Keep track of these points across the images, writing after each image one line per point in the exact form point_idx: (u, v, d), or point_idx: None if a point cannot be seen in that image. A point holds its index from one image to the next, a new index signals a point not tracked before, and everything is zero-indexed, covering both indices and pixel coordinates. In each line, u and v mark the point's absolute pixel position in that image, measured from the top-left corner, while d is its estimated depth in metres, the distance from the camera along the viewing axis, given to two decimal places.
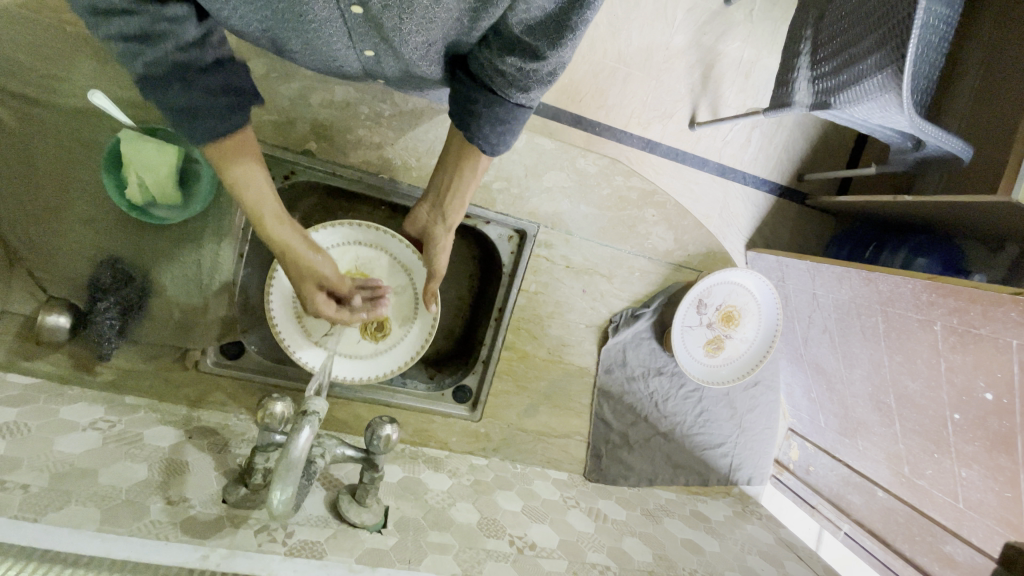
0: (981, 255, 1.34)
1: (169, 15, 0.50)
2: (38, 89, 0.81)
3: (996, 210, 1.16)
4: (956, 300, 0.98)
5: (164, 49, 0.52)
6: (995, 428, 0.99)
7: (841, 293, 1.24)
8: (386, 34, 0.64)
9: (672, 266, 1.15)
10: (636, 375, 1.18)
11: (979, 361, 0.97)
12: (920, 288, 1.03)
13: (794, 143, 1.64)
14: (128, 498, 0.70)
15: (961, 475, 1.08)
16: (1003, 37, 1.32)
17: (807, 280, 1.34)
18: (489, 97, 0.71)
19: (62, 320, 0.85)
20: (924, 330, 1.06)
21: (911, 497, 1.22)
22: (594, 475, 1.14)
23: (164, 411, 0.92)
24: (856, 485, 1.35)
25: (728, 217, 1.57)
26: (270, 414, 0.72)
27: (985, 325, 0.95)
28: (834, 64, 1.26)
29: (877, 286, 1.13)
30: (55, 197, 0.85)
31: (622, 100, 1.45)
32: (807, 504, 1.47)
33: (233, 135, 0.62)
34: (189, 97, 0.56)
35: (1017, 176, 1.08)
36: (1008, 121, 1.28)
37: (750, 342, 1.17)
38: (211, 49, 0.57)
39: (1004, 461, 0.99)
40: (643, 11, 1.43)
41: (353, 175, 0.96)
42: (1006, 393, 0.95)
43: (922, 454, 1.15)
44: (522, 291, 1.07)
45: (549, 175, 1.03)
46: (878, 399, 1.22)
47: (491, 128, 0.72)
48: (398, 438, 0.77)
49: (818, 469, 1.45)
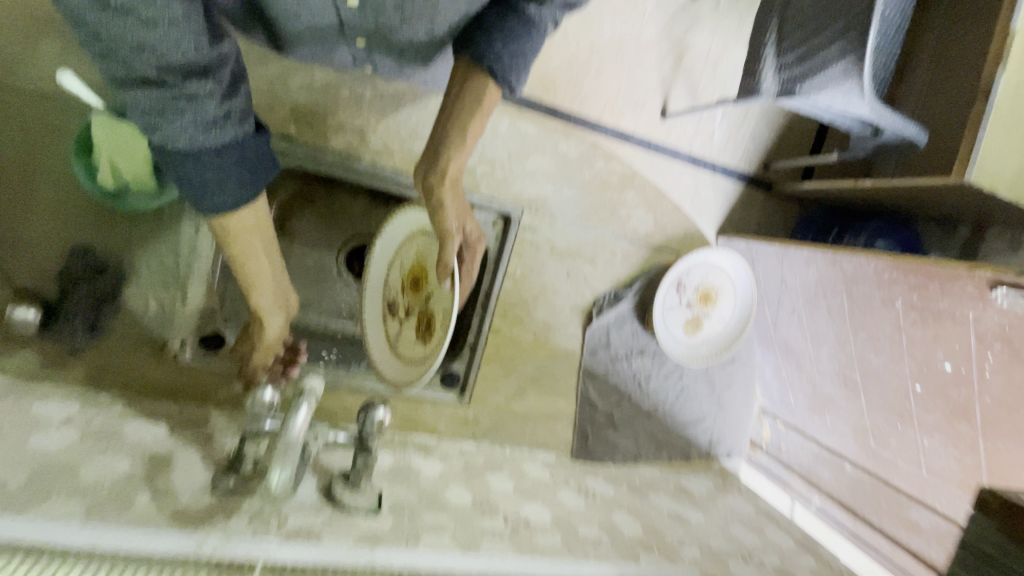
0: (937, 236, 1.48)
1: (190, 94, 0.51)
2: (3, 71, 0.78)
3: (950, 193, 1.25)
4: (915, 278, 1.06)
5: (184, 124, 0.52)
6: (954, 397, 1.06)
7: (808, 276, 1.31)
8: (381, 21, 0.67)
9: (652, 248, 1.18)
10: (620, 356, 1.19)
11: (938, 335, 1.06)
12: (881, 268, 1.12)
13: (760, 132, 1.71)
14: (114, 492, 0.69)
15: (924, 444, 1.15)
16: (954, 23, 1.41)
17: (774, 265, 1.42)
18: (501, 11, 0.67)
19: (30, 314, 0.82)
20: (886, 308, 1.14)
21: (877, 468, 1.28)
22: (581, 455, 1.16)
23: (142, 406, 0.89)
24: (825, 459, 1.41)
25: (698, 205, 1.64)
26: (259, 400, 0.73)
27: (943, 300, 1.02)
28: (798, 53, 1.32)
29: (841, 267, 1.21)
30: (21, 185, 0.82)
31: (595, 91, 1.47)
32: (779, 481, 1.53)
33: (241, 208, 0.63)
34: (202, 174, 0.57)
35: (969, 158, 1.16)
36: (960, 103, 1.36)
37: (727, 322, 1.21)
38: (236, 125, 0.57)
39: (964, 429, 1.06)
40: (615, 4, 1.45)
41: (335, 161, 0.95)
42: (963, 362, 1.03)
43: (887, 426, 1.22)
44: (507, 275, 1.08)
45: (532, 159, 1.04)
46: (845, 374, 1.29)
47: (504, 44, 0.66)
48: (391, 421, 0.78)
49: (789, 446, 1.51)
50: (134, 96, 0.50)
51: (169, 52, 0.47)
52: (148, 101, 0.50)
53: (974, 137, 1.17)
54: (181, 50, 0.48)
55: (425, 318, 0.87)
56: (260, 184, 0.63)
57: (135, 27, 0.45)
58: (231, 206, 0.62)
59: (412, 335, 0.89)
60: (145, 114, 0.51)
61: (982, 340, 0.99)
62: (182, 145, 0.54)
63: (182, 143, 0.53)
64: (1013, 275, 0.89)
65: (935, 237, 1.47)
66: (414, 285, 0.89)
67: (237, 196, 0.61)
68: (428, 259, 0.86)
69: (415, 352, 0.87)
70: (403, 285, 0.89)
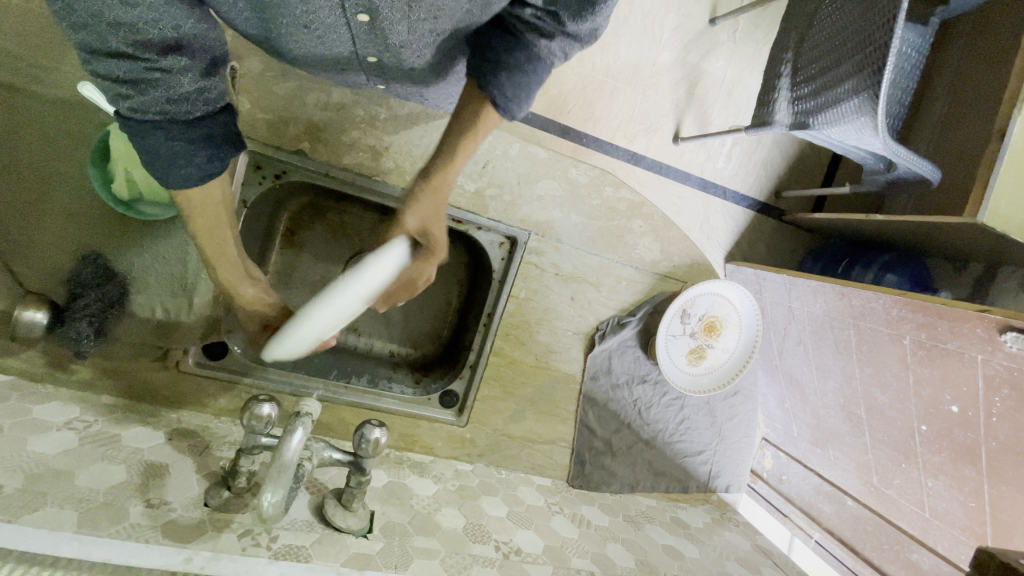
0: (947, 273, 1.46)
1: (165, 68, 0.52)
2: (28, 79, 0.81)
3: (969, 234, 1.24)
4: (924, 316, 1.05)
5: (154, 94, 0.53)
6: (959, 439, 1.04)
7: (816, 307, 1.31)
8: (391, 37, 0.67)
9: (658, 276, 1.17)
10: (621, 383, 1.18)
11: (946, 375, 1.03)
12: (891, 303, 1.10)
13: (772, 161, 1.77)
14: (106, 500, 0.69)
15: (928, 485, 1.13)
16: (971, 62, 1.42)
17: (783, 294, 1.42)
18: (509, 42, 0.67)
19: (39, 316, 0.81)
20: (893, 344, 1.13)
21: (880, 506, 1.26)
22: (577, 481, 1.15)
23: (142, 413, 0.90)
24: (828, 493, 1.39)
25: (708, 231, 1.66)
26: (257, 416, 0.71)
27: (952, 339, 1.01)
28: (812, 87, 1.35)
29: (850, 300, 1.20)
30: (40, 191, 0.84)
31: (609, 112, 1.51)
32: (779, 512, 1.51)
33: (208, 183, 0.61)
34: (168, 145, 0.56)
35: (981, 200, 1.15)
36: (974, 139, 1.36)
37: (731, 352, 1.20)
38: (206, 103, 0.58)
39: (968, 472, 1.04)
40: (631, 27, 1.51)
41: (344, 177, 0.95)
42: (970, 406, 1.01)
43: (890, 464, 1.20)
44: (511, 297, 1.08)
45: (541, 183, 1.05)
46: (850, 409, 1.28)
47: (507, 76, 0.65)
48: (387, 441, 0.77)
49: (791, 478, 1.50)
50: (108, 66, 0.50)
51: (147, 29, 0.49)
52: (120, 70, 0.51)
53: (988, 176, 1.16)
54: (158, 28, 0.50)
55: None
56: (228, 160, 0.62)
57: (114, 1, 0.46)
58: (199, 180, 0.60)
59: None
60: (115, 82, 0.52)
61: (989, 384, 0.96)
62: (152, 114, 0.55)
63: (153, 111, 0.54)
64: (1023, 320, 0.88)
65: (944, 274, 1.47)
66: None
67: (203, 172, 0.60)
68: None
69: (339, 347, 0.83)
70: None
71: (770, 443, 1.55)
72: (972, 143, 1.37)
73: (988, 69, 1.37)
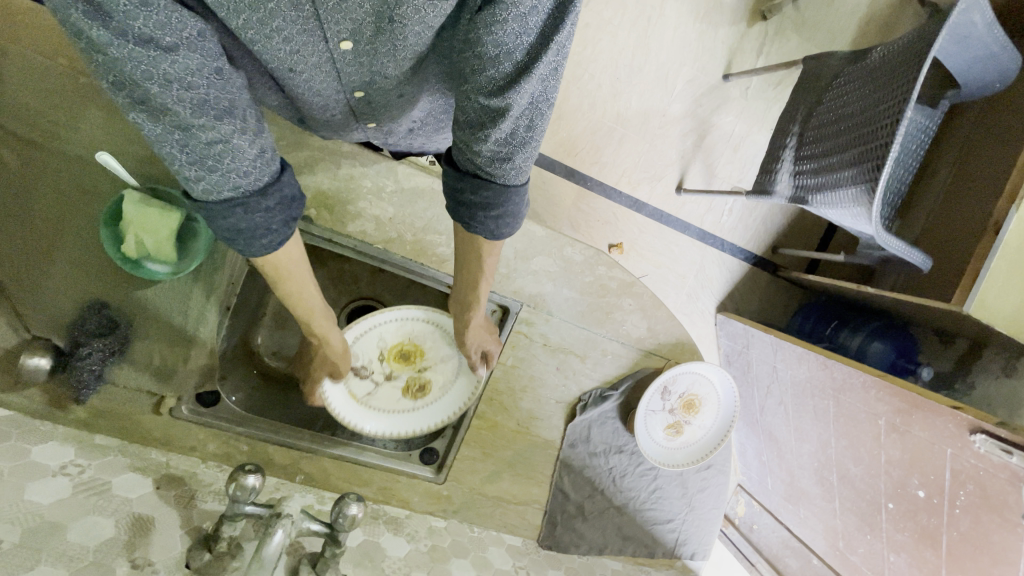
0: (933, 346, 1.50)
1: (222, 135, 0.53)
2: (45, 133, 0.90)
3: (948, 314, 1.29)
4: (901, 402, 1.13)
5: (223, 167, 0.55)
6: (923, 523, 1.13)
7: (799, 372, 1.42)
8: (376, 66, 0.67)
9: (643, 352, 1.22)
10: (598, 452, 1.22)
11: (916, 462, 1.12)
12: (870, 384, 1.20)
13: (773, 216, 1.93)
14: (95, 560, 0.73)
15: (890, 559, 1.23)
16: (978, 147, 1.50)
17: (771, 353, 1.54)
18: (474, 184, 0.69)
19: (44, 361, 0.83)
20: (870, 422, 1.22)
21: (843, 570, 1.35)
22: (547, 541, 1.17)
23: (135, 456, 0.88)
24: (793, 548, 1.47)
25: (703, 279, 1.89)
26: (241, 485, 0.73)
27: (924, 429, 1.10)
28: (814, 165, 1.38)
29: (831, 372, 1.30)
30: (48, 239, 0.89)
31: (614, 159, 1.78)
32: (747, 560, 1.55)
33: (283, 248, 0.66)
34: (247, 220, 0.59)
35: (970, 287, 1.21)
36: (976, 219, 1.42)
37: (707, 430, 1.23)
38: (270, 167, 0.59)
39: (928, 555, 1.13)
40: (645, 78, 1.76)
41: (348, 244, 0.98)
42: (936, 494, 1.10)
43: (856, 532, 1.29)
44: (499, 363, 1.12)
45: (537, 259, 1.12)
46: (823, 474, 1.36)
47: (483, 214, 0.71)
48: (364, 517, 0.79)
49: (760, 527, 1.58)
50: (177, 143, 0.53)
51: (194, 83, 0.50)
52: (192, 147, 0.53)
53: (979, 267, 1.21)
54: (202, 81, 0.50)
55: (416, 382, 1.09)
56: (299, 218, 0.65)
57: (158, 58, 0.47)
58: (274, 247, 0.64)
59: (388, 392, 1.06)
60: (189, 164, 0.54)
61: (955, 478, 1.05)
62: (226, 192, 0.57)
63: (225, 190, 0.56)
64: (992, 424, 0.97)
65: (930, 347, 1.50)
66: (401, 356, 1.09)
67: (281, 235, 0.64)
68: (421, 339, 1.10)
69: (396, 405, 1.06)
70: (393, 354, 1.08)
71: (745, 490, 1.68)
72: (962, 226, 1.46)
73: (995, 157, 1.44)
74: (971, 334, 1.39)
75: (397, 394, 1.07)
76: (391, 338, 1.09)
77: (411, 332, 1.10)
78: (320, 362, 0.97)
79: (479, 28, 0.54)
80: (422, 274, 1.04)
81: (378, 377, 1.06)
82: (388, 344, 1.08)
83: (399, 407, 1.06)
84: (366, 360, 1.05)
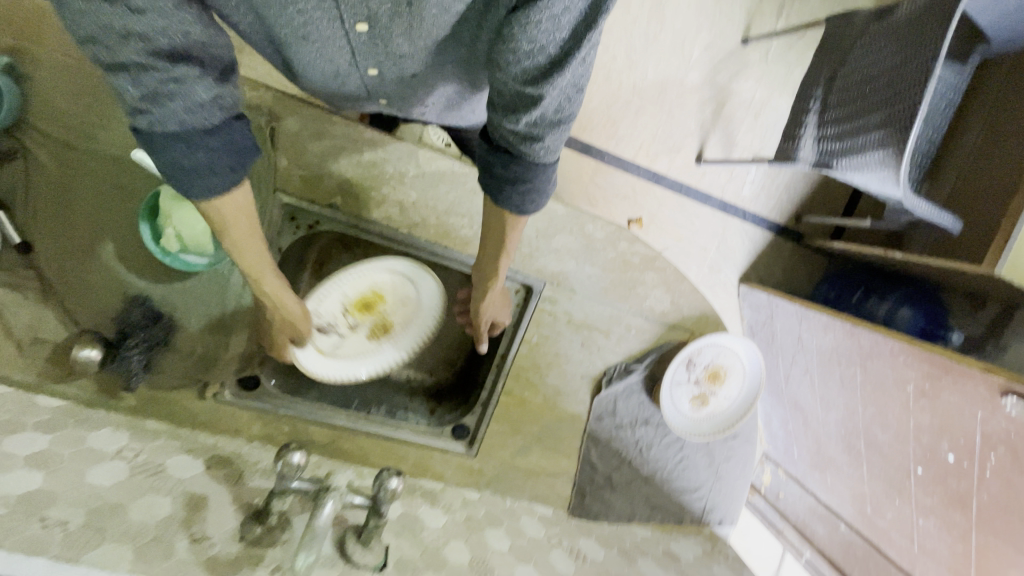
0: (964, 311, 1.45)
1: (176, 77, 0.50)
2: (79, 135, 0.93)
3: (977, 276, 1.27)
4: (930, 367, 1.13)
5: (173, 108, 0.52)
6: (952, 487, 1.14)
7: (825, 341, 1.43)
8: (392, 46, 0.66)
9: (667, 326, 1.23)
10: (624, 424, 1.24)
11: (945, 428, 1.12)
12: (897, 350, 1.21)
13: (796, 182, 1.91)
14: (156, 535, 0.78)
15: (919, 524, 1.23)
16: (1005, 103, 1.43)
17: (795, 324, 1.55)
18: (505, 158, 0.70)
19: (94, 354, 0.89)
20: (897, 389, 1.22)
21: (871, 536, 1.35)
22: (577, 511, 1.22)
23: (184, 440, 0.97)
24: (820, 515, 1.49)
25: (725, 251, 1.87)
26: (287, 463, 0.78)
27: (954, 394, 1.09)
28: (840, 129, 1.33)
29: (858, 339, 1.31)
30: (89, 236, 0.93)
31: (631, 132, 1.75)
32: (773, 526, 1.60)
33: (230, 197, 0.62)
34: (192, 159, 0.55)
35: (1002, 250, 1.18)
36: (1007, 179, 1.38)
37: (733, 400, 1.25)
38: (223, 112, 0.56)
39: (957, 518, 1.14)
40: (661, 47, 1.72)
41: (374, 230, 1.01)
42: (965, 458, 1.10)
43: (884, 498, 1.30)
44: (524, 341, 1.14)
45: (559, 238, 1.12)
46: (849, 441, 1.37)
47: (511, 187, 0.71)
48: (402, 490, 0.84)
49: (787, 495, 1.61)
50: (127, 81, 0.49)
51: (158, 35, 0.47)
52: (142, 84, 0.50)
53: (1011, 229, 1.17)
54: (168, 33, 0.48)
55: (382, 325, 1.05)
56: (251, 168, 0.61)
57: (121, 11, 0.45)
58: (219, 192, 0.59)
59: (357, 342, 1.02)
60: (136, 100, 0.51)
61: (986, 440, 1.05)
62: (172, 128, 0.53)
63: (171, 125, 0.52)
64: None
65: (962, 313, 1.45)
66: (362, 306, 1.02)
67: (229, 181, 0.60)
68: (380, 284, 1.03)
69: (366, 350, 1.03)
70: (355, 305, 1.01)
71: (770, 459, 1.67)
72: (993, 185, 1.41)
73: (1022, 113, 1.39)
74: (1003, 295, 1.34)
75: (364, 340, 1.03)
76: (352, 289, 1.01)
77: (367, 273, 1.01)
78: (278, 329, 0.88)
79: (514, 24, 0.54)
80: (443, 256, 1.07)
81: (344, 329, 1.01)
82: (349, 297, 1.01)
83: (370, 350, 1.03)
84: (331, 318, 0.98)
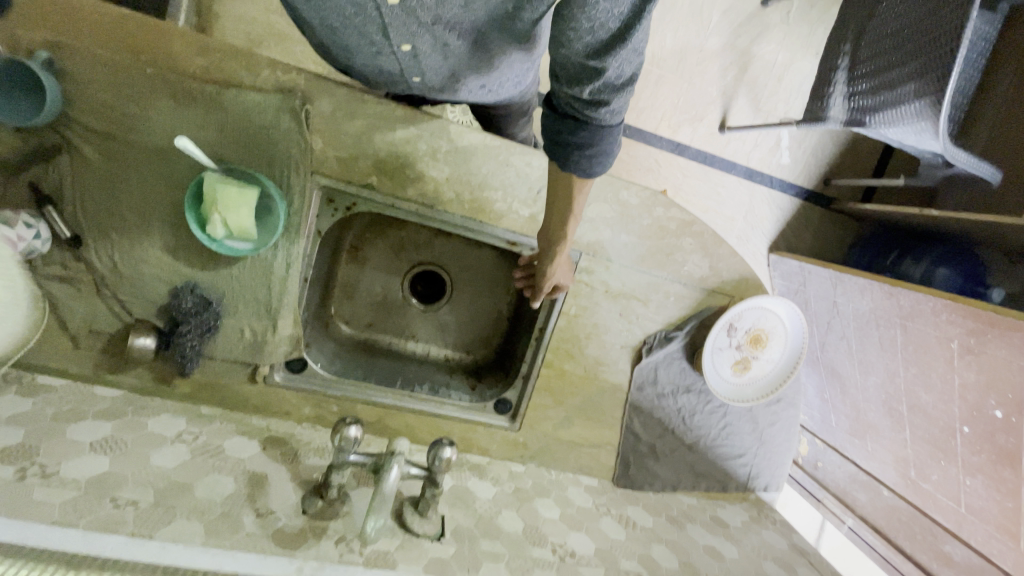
0: (1002, 268, 1.40)
1: None
2: (115, 124, 0.88)
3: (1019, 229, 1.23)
4: (974, 322, 1.11)
5: None
6: (1002, 443, 1.09)
7: (862, 304, 1.40)
8: (423, 15, 0.65)
9: (706, 291, 1.22)
10: (666, 393, 1.24)
11: (992, 382, 1.09)
12: (940, 308, 1.18)
13: (823, 146, 1.87)
14: (224, 511, 0.80)
15: (965, 483, 1.18)
16: None
17: (829, 289, 1.53)
18: (572, 125, 0.71)
19: (149, 341, 0.92)
20: (940, 347, 1.19)
21: (916, 499, 1.31)
22: (622, 481, 1.22)
23: (237, 422, 1.01)
24: (863, 482, 1.46)
25: (753, 220, 1.84)
26: (345, 437, 0.80)
27: (1002, 347, 1.06)
28: (873, 82, 1.29)
29: (898, 300, 1.29)
30: (137, 225, 0.92)
31: (653, 102, 1.72)
32: (813, 497, 1.58)
33: None
34: None
35: None
36: None
37: (775, 363, 1.24)
38: None
39: (1006, 475, 1.09)
40: (679, 14, 1.68)
41: (411, 209, 1.04)
42: (1013, 412, 1.06)
43: (929, 460, 1.26)
44: (563, 314, 1.14)
45: (594, 207, 1.10)
46: (891, 405, 1.34)
47: (579, 154, 0.72)
48: (456, 459, 0.85)
49: (826, 465, 1.58)
50: None
51: None
52: None
53: None
54: None
55: None
56: None
57: None
58: None
59: None
60: None
61: None
62: None
63: None
64: None
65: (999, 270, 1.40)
66: None
67: None
68: None
69: None
70: None
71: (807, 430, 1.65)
72: None
73: None
74: None
75: None
76: None
77: None
78: None
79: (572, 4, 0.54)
80: (479, 231, 1.08)
81: None
82: None
83: None
84: None
